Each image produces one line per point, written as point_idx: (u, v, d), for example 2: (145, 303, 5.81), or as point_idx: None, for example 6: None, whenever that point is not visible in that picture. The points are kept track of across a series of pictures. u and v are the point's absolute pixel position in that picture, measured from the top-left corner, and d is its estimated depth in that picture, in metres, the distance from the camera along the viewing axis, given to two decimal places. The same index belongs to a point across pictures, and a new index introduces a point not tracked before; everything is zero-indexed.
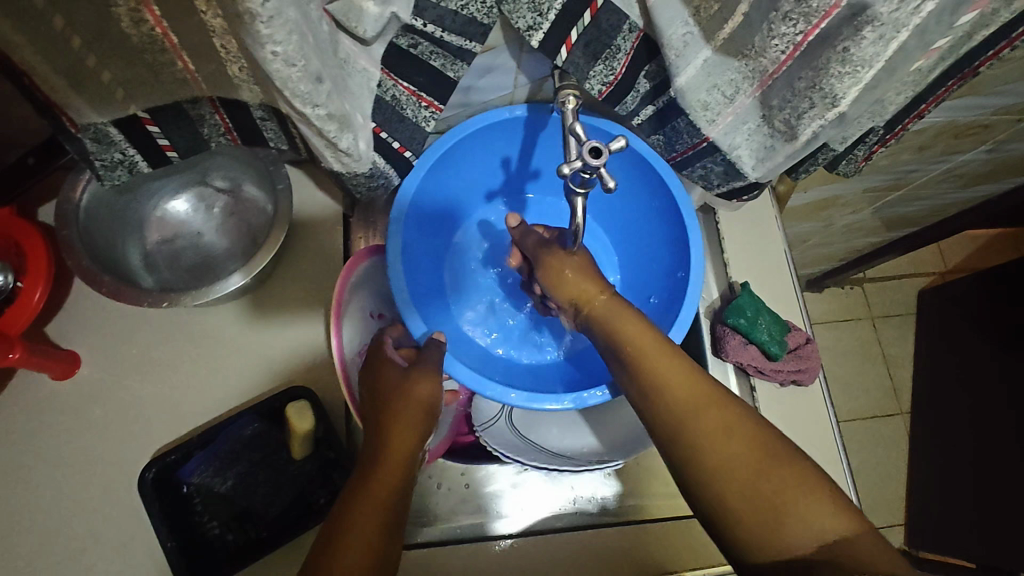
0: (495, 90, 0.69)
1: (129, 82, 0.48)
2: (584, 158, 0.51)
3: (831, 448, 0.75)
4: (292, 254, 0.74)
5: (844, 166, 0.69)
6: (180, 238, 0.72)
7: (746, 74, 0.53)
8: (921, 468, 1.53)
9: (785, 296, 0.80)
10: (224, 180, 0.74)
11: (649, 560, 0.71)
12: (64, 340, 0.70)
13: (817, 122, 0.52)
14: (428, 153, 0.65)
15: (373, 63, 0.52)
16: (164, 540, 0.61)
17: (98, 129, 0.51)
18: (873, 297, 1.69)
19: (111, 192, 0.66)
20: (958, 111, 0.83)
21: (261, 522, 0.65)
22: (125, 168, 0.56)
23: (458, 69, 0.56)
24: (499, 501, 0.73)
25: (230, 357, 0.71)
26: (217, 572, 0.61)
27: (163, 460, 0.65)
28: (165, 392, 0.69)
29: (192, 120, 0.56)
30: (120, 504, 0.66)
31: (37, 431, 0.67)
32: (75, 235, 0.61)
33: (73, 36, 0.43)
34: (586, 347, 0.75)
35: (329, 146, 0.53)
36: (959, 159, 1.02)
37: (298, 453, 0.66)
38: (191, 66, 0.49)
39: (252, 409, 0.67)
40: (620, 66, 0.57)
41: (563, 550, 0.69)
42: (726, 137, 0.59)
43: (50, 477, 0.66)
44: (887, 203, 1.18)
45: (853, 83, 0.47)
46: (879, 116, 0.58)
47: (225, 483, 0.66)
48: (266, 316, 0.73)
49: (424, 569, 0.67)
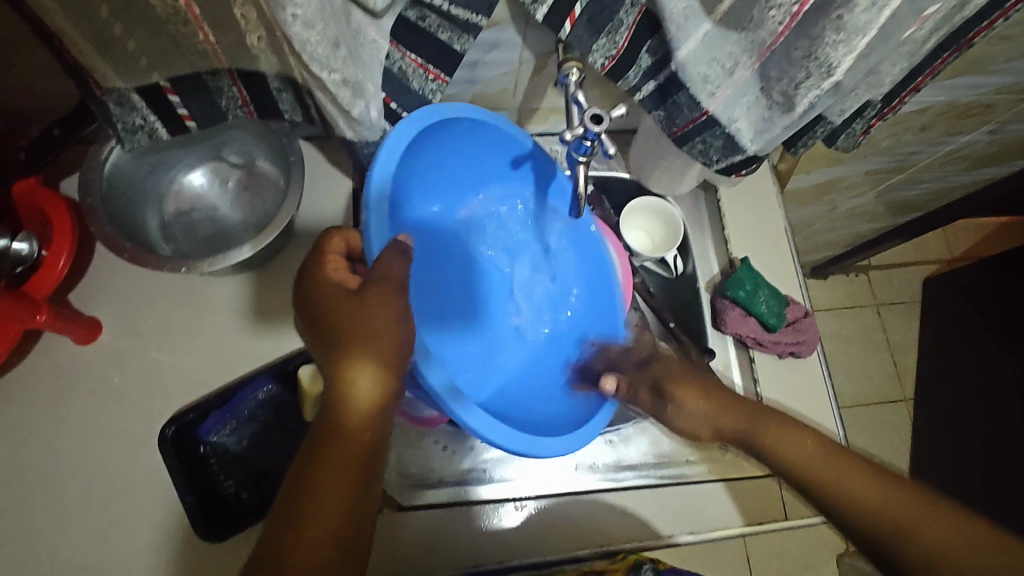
0: (500, 67, 0.71)
1: (152, 51, 0.51)
2: (585, 124, 0.53)
3: (829, 420, 0.76)
4: (305, 227, 0.78)
5: (843, 141, 0.70)
6: (196, 210, 0.75)
7: (745, 47, 0.54)
8: (924, 453, 1.53)
9: (785, 271, 0.82)
10: (237, 155, 0.76)
11: (650, 525, 0.74)
12: (84, 307, 0.73)
13: (813, 92, 0.53)
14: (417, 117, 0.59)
15: (382, 35, 0.53)
16: (182, 494, 0.65)
17: (122, 94, 0.54)
18: (878, 284, 1.69)
19: (131, 163, 0.68)
20: (957, 90, 0.84)
21: (275, 481, 0.68)
22: (145, 134, 0.58)
23: (465, 43, 0.57)
24: (503, 466, 0.75)
25: (247, 325, 0.74)
26: (231, 528, 0.65)
27: (180, 419, 0.68)
28: (181, 356, 0.72)
29: (210, 91, 0.58)
30: (138, 462, 0.69)
31: (62, 394, 0.70)
32: (98, 203, 0.63)
33: (100, 4, 0.46)
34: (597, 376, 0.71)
35: (342, 113, 0.57)
36: (962, 141, 1.03)
37: (310, 416, 0.68)
38: (212, 37, 0.51)
39: (265, 371, 0.71)
40: (623, 40, 0.59)
41: (569, 514, 0.73)
42: (725, 110, 0.60)
43: (72, 436, 0.69)
44: (890, 186, 1.19)
45: (847, 52, 0.49)
46: (875, 88, 0.59)
47: (239, 443, 0.69)
48: (277, 285, 0.76)
49: (433, 529, 0.71)
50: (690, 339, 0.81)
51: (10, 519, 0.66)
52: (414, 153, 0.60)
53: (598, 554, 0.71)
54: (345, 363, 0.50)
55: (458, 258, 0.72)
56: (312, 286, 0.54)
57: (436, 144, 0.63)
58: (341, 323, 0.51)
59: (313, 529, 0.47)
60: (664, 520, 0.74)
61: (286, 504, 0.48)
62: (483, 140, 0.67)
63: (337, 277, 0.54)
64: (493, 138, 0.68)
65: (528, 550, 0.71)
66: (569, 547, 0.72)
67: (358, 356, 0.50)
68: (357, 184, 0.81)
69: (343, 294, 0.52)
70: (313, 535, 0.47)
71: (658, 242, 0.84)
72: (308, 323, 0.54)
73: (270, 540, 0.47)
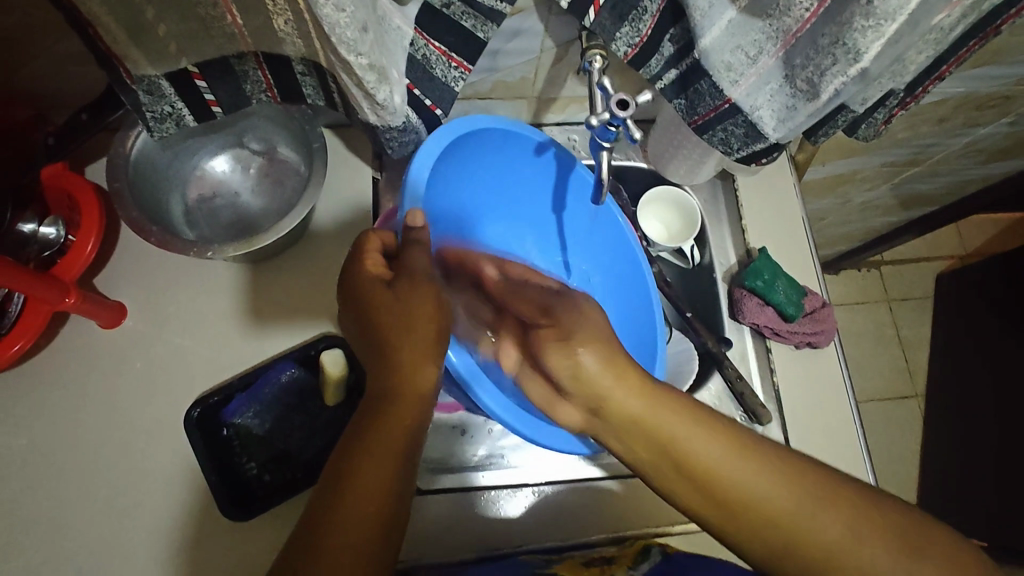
0: (521, 55, 0.71)
1: (181, 35, 0.51)
2: (611, 110, 0.53)
3: (846, 412, 0.76)
4: (325, 214, 0.78)
5: (864, 131, 0.70)
6: (218, 197, 0.76)
7: (770, 35, 0.54)
8: (935, 450, 1.52)
9: (803, 262, 0.82)
10: (258, 142, 0.77)
11: (621, 517, 0.74)
12: (110, 292, 0.74)
13: (839, 79, 0.54)
14: (447, 130, 0.62)
15: (407, 22, 0.54)
16: (207, 474, 0.67)
17: (151, 82, 0.55)
18: (890, 280, 1.68)
19: (156, 148, 0.69)
20: (978, 80, 0.83)
21: (297, 464, 0.69)
22: (173, 121, 0.60)
23: (489, 30, 0.58)
24: (516, 451, 0.76)
25: (268, 311, 0.75)
26: (254, 509, 0.66)
27: (205, 402, 0.69)
28: (204, 340, 0.73)
29: (236, 76, 0.59)
30: (163, 445, 0.70)
31: (87, 377, 0.72)
32: (126, 187, 0.64)
33: None
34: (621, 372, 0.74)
35: (366, 98, 0.55)
36: (981, 133, 1.02)
37: (332, 399, 0.70)
38: (239, 20, 0.52)
39: (288, 355, 0.72)
40: (646, 28, 0.59)
41: (581, 502, 0.74)
42: (748, 98, 0.60)
43: (98, 418, 0.70)
44: (906, 179, 1.18)
45: (876, 38, 0.49)
46: (900, 76, 0.59)
47: (263, 426, 0.69)
48: (297, 273, 0.76)
49: (450, 512, 0.72)
50: (707, 327, 0.81)
51: (38, 497, 0.67)
52: (448, 163, 0.65)
53: (607, 538, 0.72)
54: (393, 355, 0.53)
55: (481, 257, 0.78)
56: (355, 278, 0.55)
57: (466, 154, 0.67)
58: (386, 316, 0.54)
59: (353, 525, 0.48)
60: (641, 512, 0.74)
61: (322, 497, 0.49)
62: (510, 150, 0.70)
63: (376, 271, 0.56)
64: (518, 149, 0.71)
65: (545, 535, 0.72)
66: (581, 532, 0.73)
67: (407, 348, 0.53)
68: (376, 172, 0.81)
69: (385, 287, 0.55)
70: (349, 532, 0.47)
71: (675, 231, 0.85)
72: (352, 313, 0.57)
73: (304, 533, 0.48)
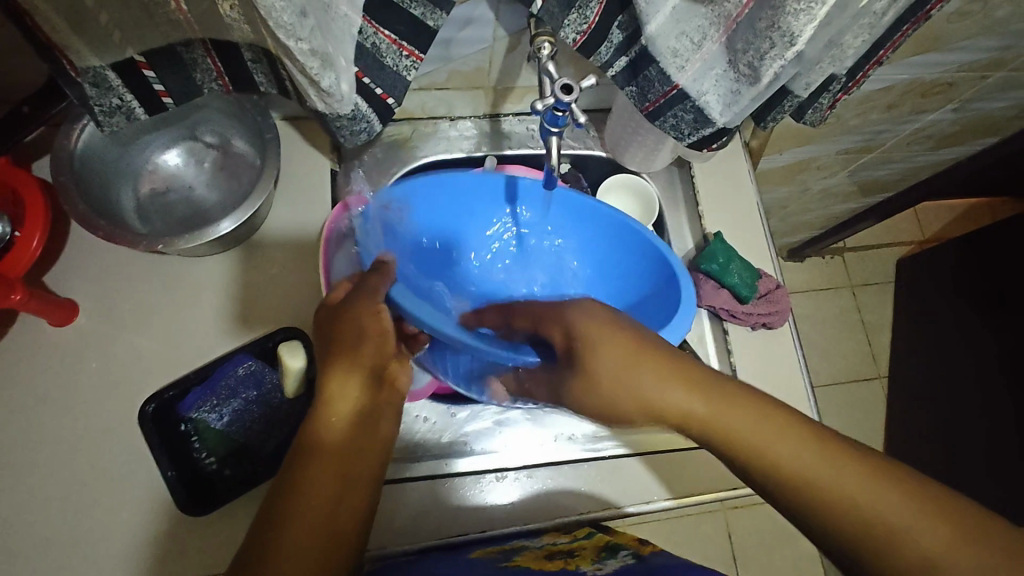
0: (474, 43, 0.71)
1: (124, 24, 0.51)
2: (556, 95, 0.54)
3: (801, 389, 0.78)
4: (282, 206, 0.78)
5: (811, 115, 0.72)
6: (171, 191, 0.75)
7: (713, 20, 0.55)
8: (899, 430, 1.56)
9: (757, 246, 0.84)
10: (212, 135, 0.76)
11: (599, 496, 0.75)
12: (61, 288, 0.73)
13: (777, 63, 0.55)
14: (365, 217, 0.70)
15: (355, 10, 0.52)
16: (165, 470, 0.66)
17: (97, 73, 0.54)
18: (852, 266, 1.72)
19: (104, 142, 0.68)
20: (920, 67, 0.85)
21: (257, 458, 0.68)
22: (123, 114, 0.59)
23: (438, 18, 0.58)
24: (480, 440, 0.77)
25: (225, 307, 0.74)
26: (214, 504, 0.66)
27: (161, 396, 0.69)
28: (159, 336, 0.73)
29: (184, 64, 0.58)
30: (118, 443, 0.69)
31: (36, 374, 0.70)
32: (71, 182, 0.63)
33: None
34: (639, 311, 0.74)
35: (313, 85, 0.55)
36: (927, 119, 1.05)
37: (291, 393, 0.69)
38: (184, 7, 0.51)
39: (246, 348, 0.71)
40: (593, 15, 0.60)
41: (547, 488, 0.75)
42: (695, 83, 0.62)
43: (49, 417, 0.69)
44: (861, 166, 1.21)
45: (808, 21, 0.50)
46: (839, 61, 0.61)
47: (221, 420, 0.69)
48: (253, 267, 0.76)
49: (419, 500, 0.73)
50: None
51: None
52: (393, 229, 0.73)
53: (553, 526, 0.74)
54: (339, 380, 0.53)
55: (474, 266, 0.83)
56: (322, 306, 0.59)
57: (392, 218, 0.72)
58: (337, 339, 0.55)
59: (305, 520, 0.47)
60: (617, 493, 0.76)
61: (262, 527, 0.48)
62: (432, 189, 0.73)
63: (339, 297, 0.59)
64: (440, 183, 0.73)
65: (510, 519, 0.73)
66: (539, 517, 0.74)
67: (352, 380, 0.54)
68: (335, 165, 0.81)
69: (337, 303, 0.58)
70: (297, 557, 0.46)
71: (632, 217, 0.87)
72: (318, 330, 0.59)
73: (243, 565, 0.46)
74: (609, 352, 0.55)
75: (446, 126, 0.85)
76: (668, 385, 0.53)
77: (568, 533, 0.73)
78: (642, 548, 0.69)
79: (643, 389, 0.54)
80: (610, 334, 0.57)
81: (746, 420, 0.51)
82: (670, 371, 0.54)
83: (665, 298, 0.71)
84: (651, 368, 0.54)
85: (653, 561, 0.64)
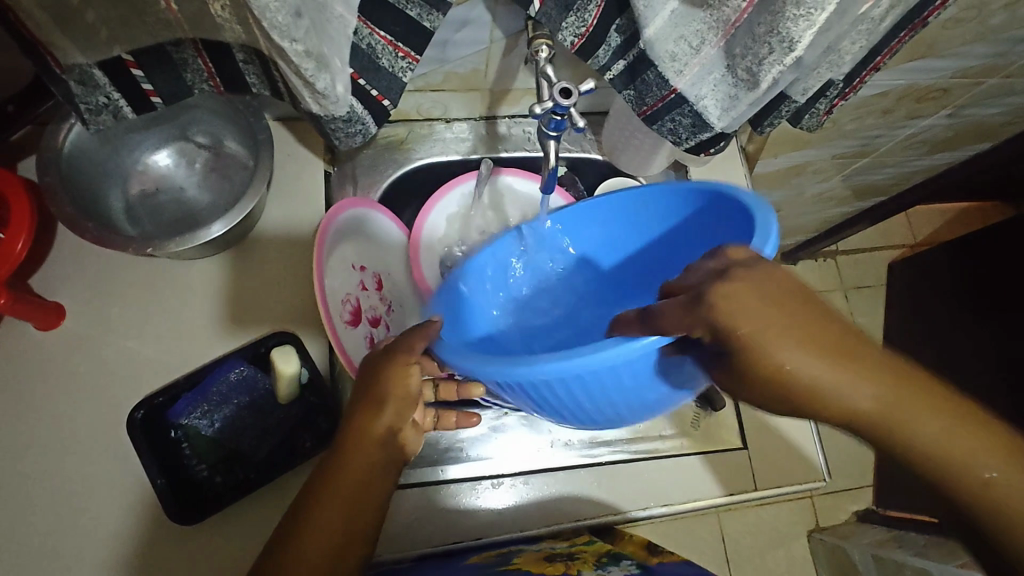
0: (471, 44, 0.70)
1: (111, 22, 0.49)
2: (555, 99, 0.53)
3: None
4: (275, 209, 0.77)
5: (808, 120, 0.72)
6: (162, 192, 0.74)
7: (711, 25, 0.55)
8: None
9: None
10: (203, 135, 0.75)
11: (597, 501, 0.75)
12: (48, 290, 0.71)
13: (776, 68, 0.55)
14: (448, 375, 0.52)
15: (350, 11, 0.51)
16: (154, 478, 0.65)
17: (83, 71, 0.53)
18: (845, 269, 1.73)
19: (93, 142, 0.67)
20: (915, 73, 0.85)
21: (249, 464, 0.67)
22: (110, 113, 0.58)
23: (435, 19, 0.57)
24: (476, 445, 0.77)
25: (218, 310, 0.73)
26: (204, 512, 0.64)
27: (150, 402, 0.68)
28: (147, 339, 0.71)
29: (174, 64, 0.57)
30: (105, 449, 0.67)
31: (21, 379, 0.69)
32: (58, 183, 0.62)
33: None
34: (706, 217, 0.59)
35: (307, 86, 0.54)
36: (921, 124, 1.05)
37: (284, 398, 0.68)
38: (174, 6, 0.50)
39: (238, 352, 0.70)
40: (592, 18, 0.59)
41: (544, 494, 0.74)
42: (693, 87, 0.62)
43: (34, 422, 0.67)
44: (854, 170, 1.22)
45: (808, 26, 0.50)
46: (837, 66, 0.61)
47: (212, 426, 0.68)
48: (244, 270, 0.75)
49: (414, 507, 0.72)
50: None
51: None
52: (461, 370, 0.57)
53: (550, 532, 0.73)
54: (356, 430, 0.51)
55: (524, 326, 0.69)
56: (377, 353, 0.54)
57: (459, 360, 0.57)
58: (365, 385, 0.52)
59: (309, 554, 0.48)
60: (615, 498, 0.75)
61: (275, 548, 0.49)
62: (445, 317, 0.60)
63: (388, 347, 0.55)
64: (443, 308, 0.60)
65: (506, 525, 0.73)
66: (535, 523, 0.73)
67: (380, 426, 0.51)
68: (329, 166, 0.81)
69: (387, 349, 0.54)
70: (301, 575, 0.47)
71: None
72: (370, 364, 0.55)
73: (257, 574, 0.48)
74: (783, 348, 0.40)
75: (442, 128, 0.84)
76: (844, 383, 0.41)
77: (568, 539, 0.73)
78: (647, 559, 0.71)
79: (826, 397, 0.41)
80: (785, 327, 0.40)
81: (911, 403, 0.42)
82: (838, 355, 0.41)
83: (730, 215, 0.55)
84: (823, 362, 0.41)
85: (658, 572, 0.66)
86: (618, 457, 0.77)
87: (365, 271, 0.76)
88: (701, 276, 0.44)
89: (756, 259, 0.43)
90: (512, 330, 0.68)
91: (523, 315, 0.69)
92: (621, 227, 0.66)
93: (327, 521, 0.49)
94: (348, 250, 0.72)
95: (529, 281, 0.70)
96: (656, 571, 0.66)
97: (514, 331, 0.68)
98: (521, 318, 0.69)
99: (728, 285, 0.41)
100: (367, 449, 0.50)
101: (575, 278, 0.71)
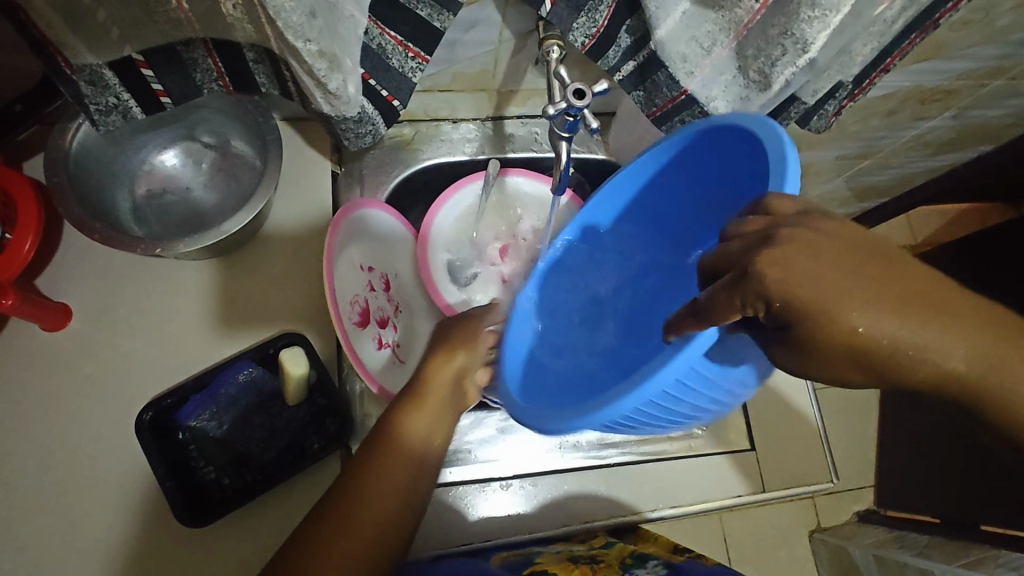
0: (480, 45, 0.70)
1: (122, 21, 0.49)
2: (569, 100, 0.53)
3: None
4: (282, 209, 0.76)
5: (816, 122, 0.71)
6: (169, 192, 0.73)
7: (722, 26, 0.55)
8: None
9: None
10: (210, 135, 0.74)
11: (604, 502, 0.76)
12: (54, 291, 0.71)
13: (789, 68, 0.55)
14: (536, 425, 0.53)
15: (360, 10, 0.51)
16: (162, 480, 0.64)
17: (93, 71, 0.52)
18: None
19: (101, 142, 0.66)
20: (921, 75, 0.85)
21: (258, 466, 0.67)
22: (119, 113, 0.58)
23: (445, 20, 0.56)
24: (483, 447, 0.77)
25: (225, 311, 0.73)
26: (212, 514, 0.64)
27: (158, 404, 0.67)
28: (154, 341, 0.71)
29: (184, 63, 0.56)
30: (111, 451, 0.67)
31: (27, 380, 0.68)
32: (66, 183, 0.61)
33: None
34: (719, 150, 0.56)
35: (318, 87, 0.53)
36: (926, 126, 1.05)
37: (292, 400, 0.68)
38: (185, 6, 0.49)
39: (247, 354, 0.70)
40: (603, 19, 0.59)
41: (552, 495, 0.75)
42: (704, 89, 0.61)
43: (40, 424, 0.67)
44: (857, 171, 1.21)
45: (822, 28, 0.50)
46: (847, 68, 0.61)
47: (220, 428, 0.68)
48: (252, 271, 0.74)
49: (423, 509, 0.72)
50: None
51: None
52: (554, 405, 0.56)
53: (560, 534, 0.74)
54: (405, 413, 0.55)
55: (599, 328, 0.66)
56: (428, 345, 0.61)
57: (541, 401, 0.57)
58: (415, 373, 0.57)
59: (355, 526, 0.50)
60: (621, 499, 0.77)
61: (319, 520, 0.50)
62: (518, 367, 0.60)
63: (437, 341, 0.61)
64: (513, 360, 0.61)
65: (514, 526, 0.73)
66: (543, 525, 0.74)
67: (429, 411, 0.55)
68: (336, 167, 0.80)
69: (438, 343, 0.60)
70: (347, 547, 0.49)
71: None
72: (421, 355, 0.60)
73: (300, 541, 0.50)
74: (859, 310, 0.36)
75: (449, 128, 0.84)
76: (927, 334, 0.37)
77: (584, 542, 0.72)
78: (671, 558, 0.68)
79: (914, 348, 0.37)
80: (846, 285, 0.36)
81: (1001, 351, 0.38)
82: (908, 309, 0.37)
83: (748, 147, 0.52)
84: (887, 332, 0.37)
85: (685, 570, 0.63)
86: (625, 459, 0.78)
87: (373, 271, 0.76)
88: (744, 242, 0.40)
89: (797, 215, 0.40)
90: (590, 337, 0.66)
91: (593, 319, 0.67)
92: (637, 202, 0.65)
93: (363, 533, 0.50)
94: (356, 251, 0.72)
95: (582, 285, 0.69)
96: (684, 570, 0.63)
97: (594, 339, 0.65)
98: (593, 321, 0.67)
99: (775, 250, 0.37)
100: (399, 461, 0.53)
101: (625, 259, 0.68)
